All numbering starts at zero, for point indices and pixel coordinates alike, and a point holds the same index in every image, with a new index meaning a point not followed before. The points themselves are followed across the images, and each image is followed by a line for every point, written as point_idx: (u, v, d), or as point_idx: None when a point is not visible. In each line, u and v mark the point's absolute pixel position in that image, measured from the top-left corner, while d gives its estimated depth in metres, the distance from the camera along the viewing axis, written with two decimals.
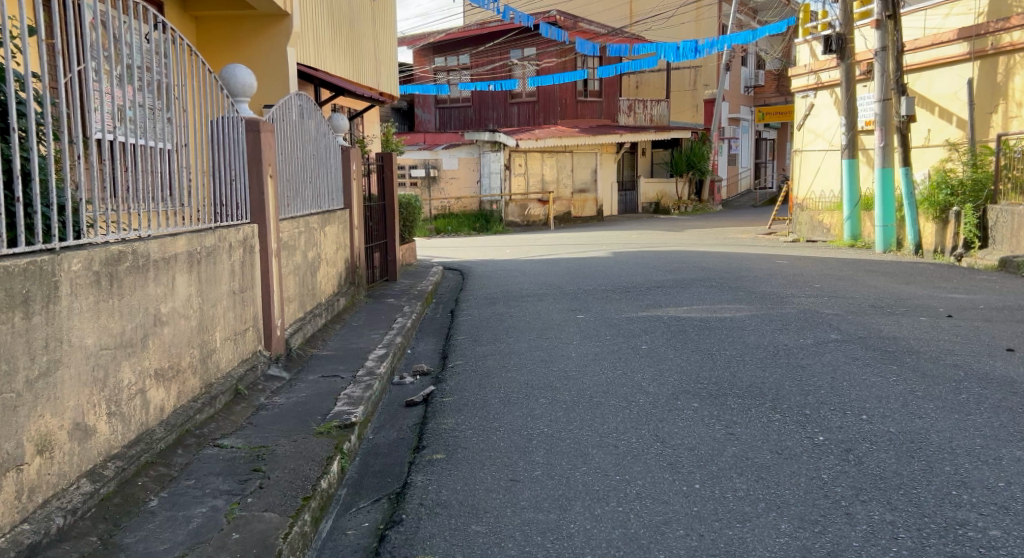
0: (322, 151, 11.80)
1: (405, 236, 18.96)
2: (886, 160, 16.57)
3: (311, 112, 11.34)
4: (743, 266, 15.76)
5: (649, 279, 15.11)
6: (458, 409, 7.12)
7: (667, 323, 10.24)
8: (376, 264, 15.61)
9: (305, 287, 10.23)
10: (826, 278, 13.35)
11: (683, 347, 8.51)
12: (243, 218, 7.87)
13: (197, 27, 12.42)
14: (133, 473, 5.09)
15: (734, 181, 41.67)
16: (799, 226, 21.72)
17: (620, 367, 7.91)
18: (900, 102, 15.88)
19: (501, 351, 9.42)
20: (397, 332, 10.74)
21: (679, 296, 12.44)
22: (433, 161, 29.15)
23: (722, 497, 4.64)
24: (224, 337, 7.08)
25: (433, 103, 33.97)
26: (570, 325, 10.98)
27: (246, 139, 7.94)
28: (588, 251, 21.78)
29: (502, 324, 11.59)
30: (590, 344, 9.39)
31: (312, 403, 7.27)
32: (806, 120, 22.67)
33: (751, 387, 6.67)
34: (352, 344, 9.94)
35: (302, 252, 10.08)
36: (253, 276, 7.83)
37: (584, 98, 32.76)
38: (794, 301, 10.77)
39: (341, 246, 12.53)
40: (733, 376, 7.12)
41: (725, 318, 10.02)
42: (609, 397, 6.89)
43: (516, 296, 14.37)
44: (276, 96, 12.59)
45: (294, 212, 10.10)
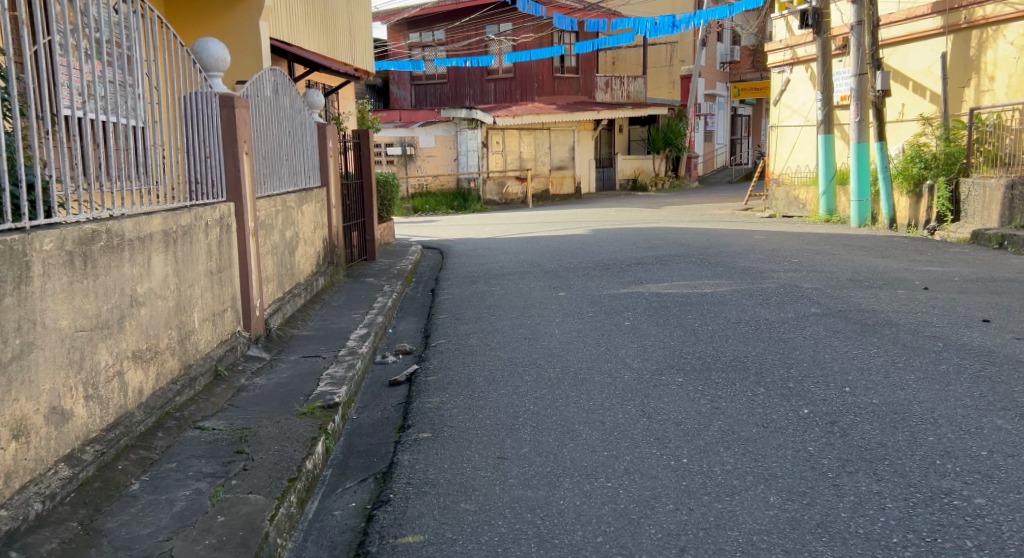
0: (297, 128, 11.70)
1: (384, 216, 18.87)
2: (861, 134, 16.58)
3: (285, 89, 11.22)
4: (722, 242, 15.80)
5: (629, 256, 15.11)
6: (442, 388, 7.10)
7: (648, 299, 10.24)
8: (355, 243, 15.54)
9: (284, 267, 10.17)
10: (804, 252, 13.39)
11: (665, 323, 8.51)
12: (219, 197, 7.83)
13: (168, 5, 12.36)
14: (113, 456, 5.03)
15: (710, 157, 41.77)
16: (776, 202, 21.91)
17: (603, 344, 7.91)
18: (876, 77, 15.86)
19: (483, 330, 9.39)
20: (378, 311, 10.69)
21: (660, 272, 12.45)
22: (409, 139, 29.25)
23: (710, 470, 4.64)
24: (202, 318, 7.03)
25: (409, 80, 33.50)
26: (552, 303, 10.97)
27: (220, 115, 7.88)
28: (568, 229, 21.78)
29: (483, 302, 11.56)
30: (572, 321, 9.39)
31: (295, 384, 7.23)
32: (782, 95, 22.73)
33: (734, 362, 6.68)
34: (332, 324, 9.89)
35: (280, 231, 10.01)
36: (230, 256, 7.79)
37: (562, 74, 32.91)
38: (775, 275, 10.79)
39: (319, 225, 12.46)
40: (716, 350, 7.13)
41: (706, 293, 10.04)
42: (593, 373, 6.89)
43: (497, 275, 14.34)
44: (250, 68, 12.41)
45: (270, 190, 10.03)
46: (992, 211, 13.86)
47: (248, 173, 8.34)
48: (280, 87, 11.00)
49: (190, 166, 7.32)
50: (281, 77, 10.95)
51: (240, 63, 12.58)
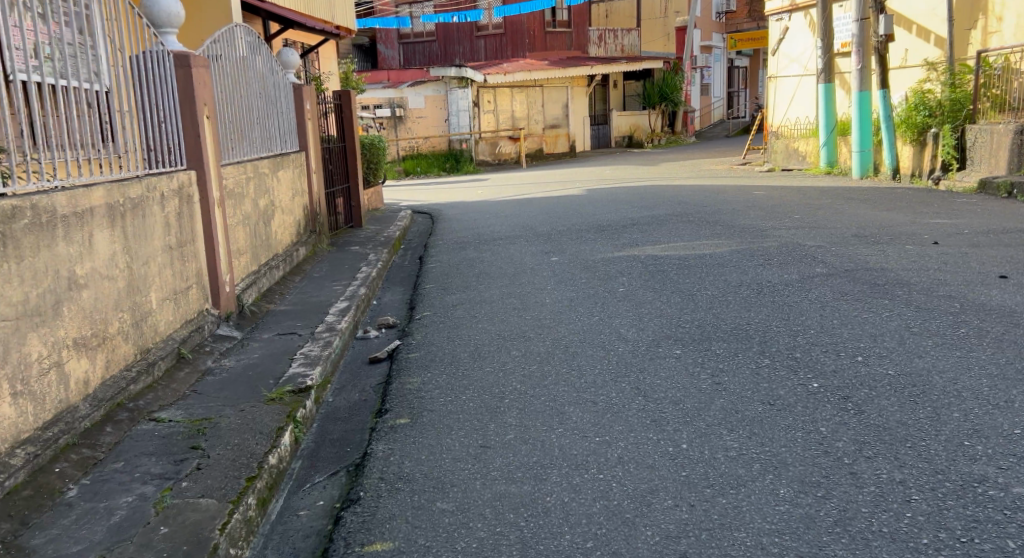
0: (267, 88, 11.14)
1: (371, 179, 18.29)
2: (863, 83, 16.01)
3: (254, 47, 10.66)
4: (720, 198, 15.30)
5: (625, 216, 14.60)
6: (424, 366, 6.63)
7: (644, 263, 9.74)
8: (340, 209, 15.05)
9: (258, 237, 9.66)
10: (805, 208, 12.89)
11: (661, 290, 8.02)
12: (178, 165, 7.42)
13: None
14: (49, 458, 4.62)
15: (707, 111, 41.14)
16: (776, 155, 21.55)
17: (595, 315, 7.43)
18: (878, 22, 15.26)
19: (471, 301, 8.92)
20: (361, 283, 10.22)
21: (656, 233, 11.95)
22: (398, 99, 28.51)
23: (713, 458, 4.15)
24: (162, 298, 6.58)
25: (396, 38, 32.77)
26: (544, 269, 10.48)
27: (176, 75, 7.50)
28: (563, 189, 21.30)
29: (472, 269, 11.08)
30: (564, 289, 8.90)
31: (266, 366, 6.74)
32: (780, 44, 22.09)
33: (735, 330, 6.20)
34: (312, 298, 9.41)
35: (252, 199, 9.51)
36: (192, 228, 7.37)
37: (553, 29, 32.27)
38: (776, 233, 10.30)
39: (298, 192, 11.94)
40: (716, 318, 6.65)
41: (705, 255, 9.54)
42: (585, 346, 6.41)
43: (488, 239, 13.84)
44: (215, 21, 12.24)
45: (239, 156, 9.51)
46: (999, 158, 13.31)
47: (207, 137, 7.86)
48: (248, 44, 10.44)
49: (138, 132, 6.84)
50: (248, 34, 10.39)
51: (200, 20, 12.34)
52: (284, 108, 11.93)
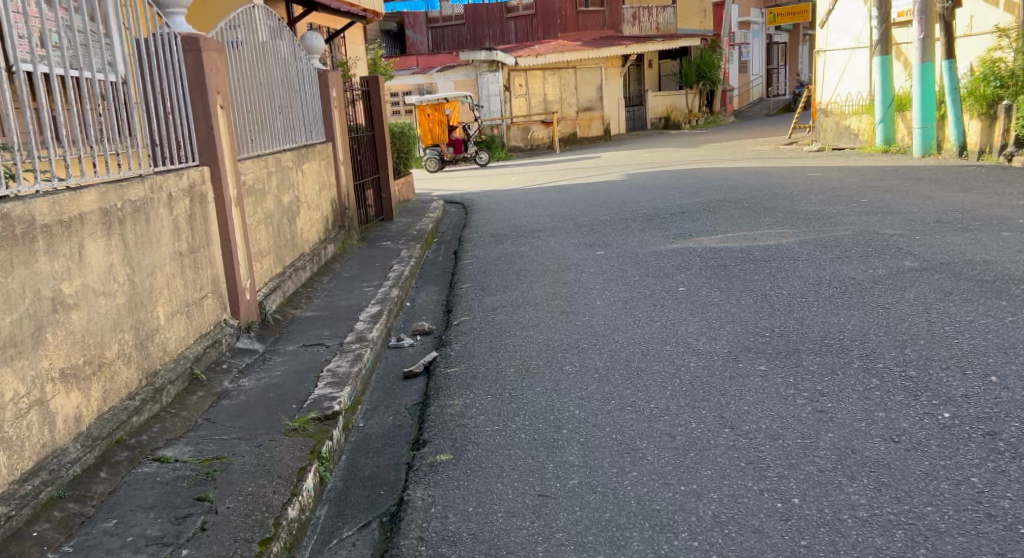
0: (289, 74, 10.35)
1: (402, 168, 17.60)
2: (925, 54, 16.41)
3: (275, 29, 9.87)
4: (773, 187, 14.50)
5: (673, 204, 13.83)
6: (467, 384, 5.83)
7: (703, 258, 8.97)
8: (370, 202, 14.33)
9: (282, 236, 8.88)
10: (869, 194, 12.08)
11: (728, 290, 7.24)
12: (188, 161, 6.63)
13: None
14: (26, 519, 3.89)
15: (746, 89, 40.14)
16: (826, 133, 21.77)
17: (657, 321, 6.65)
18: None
19: (515, 304, 8.18)
20: (393, 283, 9.45)
21: (712, 224, 11.16)
22: (427, 86, 27.90)
23: (838, 520, 3.47)
24: (172, 312, 5.77)
25: (425, 23, 31.82)
26: (592, 264, 9.71)
27: (184, 61, 6.73)
28: (601, 175, 20.53)
29: (512, 266, 10.33)
30: (616, 289, 8.13)
31: (289, 383, 5.95)
32: (828, 16, 21.51)
33: (826, 340, 5.42)
34: (341, 301, 8.66)
35: (274, 195, 8.73)
36: (206, 231, 6.57)
37: (586, 8, 31.39)
38: (847, 225, 9.52)
39: (325, 185, 11.20)
40: (800, 324, 5.88)
41: (774, 249, 8.74)
42: (649, 360, 5.64)
43: (528, 231, 13.07)
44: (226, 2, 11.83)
45: (259, 149, 8.74)
46: None
47: (222, 129, 7.08)
48: (267, 25, 9.66)
49: (139, 124, 6.04)
50: (266, 15, 9.59)
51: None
52: (309, 96, 11.14)
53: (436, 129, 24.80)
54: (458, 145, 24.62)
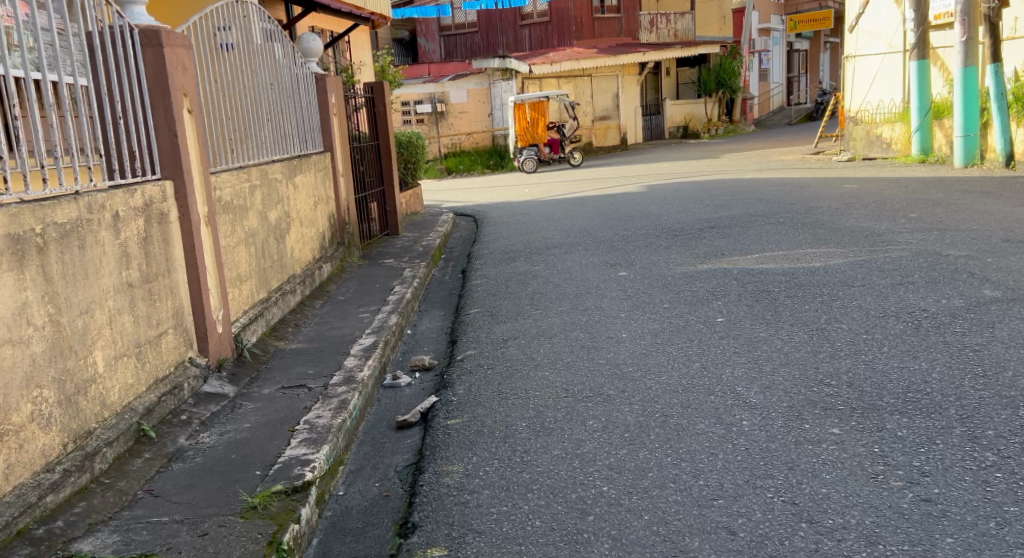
0: (277, 77, 9.24)
1: (410, 180, 16.65)
2: (968, 57, 16.21)
3: (259, 25, 8.75)
4: (806, 204, 13.78)
5: (699, 219, 13.03)
6: (472, 442, 4.80)
7: (741, 283, 8.16)
8: (374, 217, 13.38)
9: (268, 256, 7.72)
10: (918, 214, 11.39)
11: (776, 324, 6.45)
12: (147, 175, 5.53)
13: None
14: None
15: (766, 98, 39.22)
16: (855, 142, 20.75)
17: (695, 362, 5.72)
18: None
19: (531, 335, 7.23)
20: (393, 308, 8.44)
21: (749, 243, 10.51)
22: (439, 94, 26.97)
23: None
24: (121, 355, 4.66)
25: (437, 31, 31.00)
26: (614, 288, 8.80)
27: (144, 58, 5.64)
28: (619, 186, 19.55)
29: (526, 288, 9.39)
30: (644, 319, 7.19)
31: (256, 440, 4.84)
32: (858, 19, 20.58)
33: (910, 394, 4.53)
34: (332, 329, 7.66)
35: (259, 211, 7.59)
36: (170, 256, 5.45)
37: (601, 15, 30.41)
38: (899, 250, 8.70)
39: (321, 199, 10.15)
40: (871, 369, 5.06)
41: (829, 274, 8.01)
42: (691, 416, 4.68)
43: (543, 247, 12.13)
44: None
45: (243, 159, 7.61)
46: None
47: (188, 136, 5.97)
48: (250, 20, 8.55)
49: (75, 131, 4.97)
50: (249, 9, 8.47)
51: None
52: (302, 101, 10.06)
53: (535, 129, 23.95)
54: (558, 146, 23.93)
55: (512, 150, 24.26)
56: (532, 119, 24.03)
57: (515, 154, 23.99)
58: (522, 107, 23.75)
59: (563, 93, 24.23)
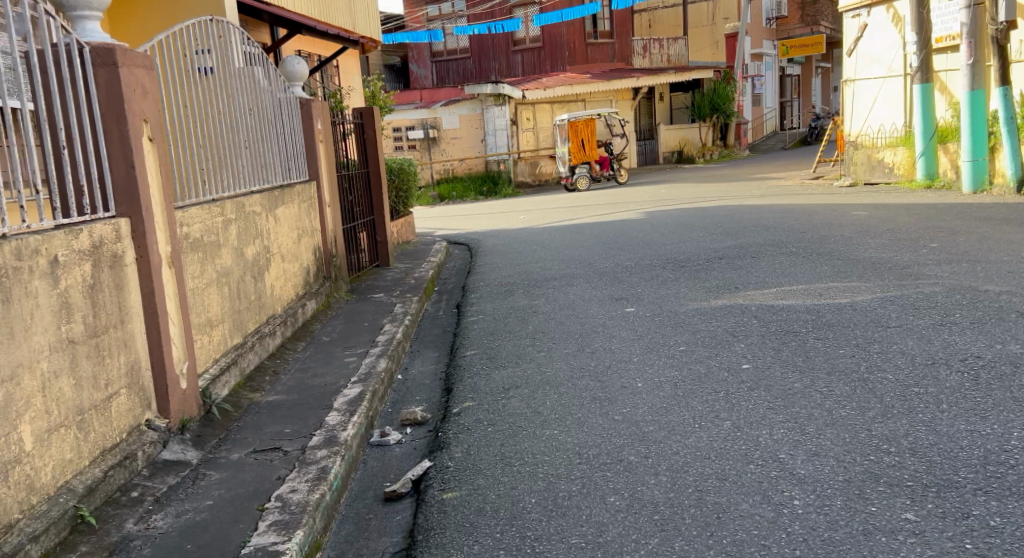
0: (257, 101, 8.56)
1: (401, 209, 15.99)
2: (975, 79, 15.72)
3: (235, 46, 8.08)
4: (817, 232, 13.21)
5: (706, 248, 12.41)
6: (472, 525, 4.13)
7: (762, 323, 7.53)
8: (363, 247, 12.71)
9: (244, 297, 6.99)
10: (940, 244, 10.82)
11: (806, 372, 5.84)
12: (98, 213, 4.81)
13: None
14: None
15: (759, 122, 38.76)
16: (855, 167, 19.97)
17: (726, 421, 5.09)
18: (997, 9, 15.01)
19: (536, 382, 6.54)
20: (384, 350, 7.74)
21: (762, 275, 9.89)
22: (431, 120, 26.52)
23: None
24: (52, 429, 4.04)
25: (429, 56, 30.69)
26: (624, 326, 8.13)
27: (98, 80, 4.92)
28: (616, 212, 18.90)
29: (528, 325, 8.71)
30: (660, 366, 6.51)
31: (217, 524, 4.16)
32: (857, 44, 20.33)
33: (979, 464, 4.03)
34: (315, 375, 6.96)
35: (234, 248, 6.85)
36: (122, 307, 4.73)
37: (595, 40, 29.84)
38: (930, 284, 8.07)
39: (307, 232, 9.42)
40: (930, 429, 4.45)
41: (857, 312, 7.41)
42: (731, 492, 4.06)
43: (542, 278, 11.49)
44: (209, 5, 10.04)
45: (219, 191, 6.91)
46: None
47: (150, 168, 5.24)
48: (225, 41, 7.86)
49: (6, 164, 4.28)
50: (224, 28, 7.79)
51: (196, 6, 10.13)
52: (286, 127, 9.37)
53: (586, 147, 24.10)
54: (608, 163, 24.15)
55: (560, 170, 24.31)
56: (583, 138, 24.15)
57: (566, 173, 24.08)
58: (574, 126, 23.87)
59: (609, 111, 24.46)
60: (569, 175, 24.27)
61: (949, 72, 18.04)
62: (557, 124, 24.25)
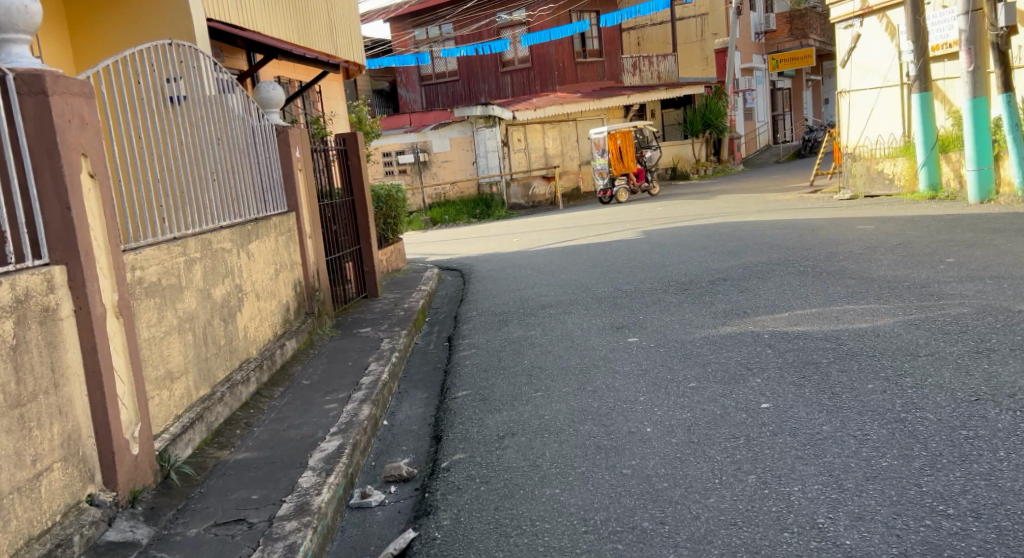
0: (227, 129, 7.95)
1: (390, 236, 15.42)
2: (978, 87, 15.19)
3: (198, 71, 7.48)
4: (824, 249, 12.69)
5: (708, 269, 11.86)
6: None
7: (778, 353, 6.95)
8: (350, 278, 12.11)
9: (214, 341, 6.38)
10: (956, 260, 10.30)
11: (831, 413, 5.28)
12: (27, 262, 4.22)
13: (68, 12, 9.69)
14: None
15: (752, 137, 38.28)
16: (855, 179, 19.29)
17: (750, 476, 4.51)
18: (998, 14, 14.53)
19: (536, 428, 5.93)
20: (370, 394, 7.16)
21: (770, 299, 9.34)
22: (421, 144, 26.10)
23: None
24: None
25: (418, 81, 30.27)
26: (628, 358, 7.54)
27: (27, 110, 4.35)
28: (613, 232, 18.30)
29: (525, 359, 8.11)
30: (670, 407, 5.91)
31: None
32: (852, 54, 19.89)
33: None
34: (291, 425, 6.35)
35: (201, 288, 6.24)
36: (50, 371, 4.16)
37: (584, 59, 29.32)
38: (956, 306, 7.55)
39: (286, 266, 8.80)
40: (989, 491, 3.98)
41: (880, 341, 6.86)
42: None
43: (539, 306, 10.91)
44: (172, 18, 9.40)
45: (182, 228, 6.28)
46: None
47: (92, 207, 4.64)
48: (186, 66, 7.27)
49: None
50: (185, 52, 7.19)
51: (158, 21, 9.48)
52: (262, 156, 8.76)
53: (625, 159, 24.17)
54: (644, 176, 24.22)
55: (598, 183, 24.37)
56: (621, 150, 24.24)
57: (605, 186, 24.14)
58: (614, 138, 24.02)
59: (643, 124, 24.72)
60: (607, 188, 24.33)
61: (949, 81, 17.58)
62: (594, 138, 24.39)
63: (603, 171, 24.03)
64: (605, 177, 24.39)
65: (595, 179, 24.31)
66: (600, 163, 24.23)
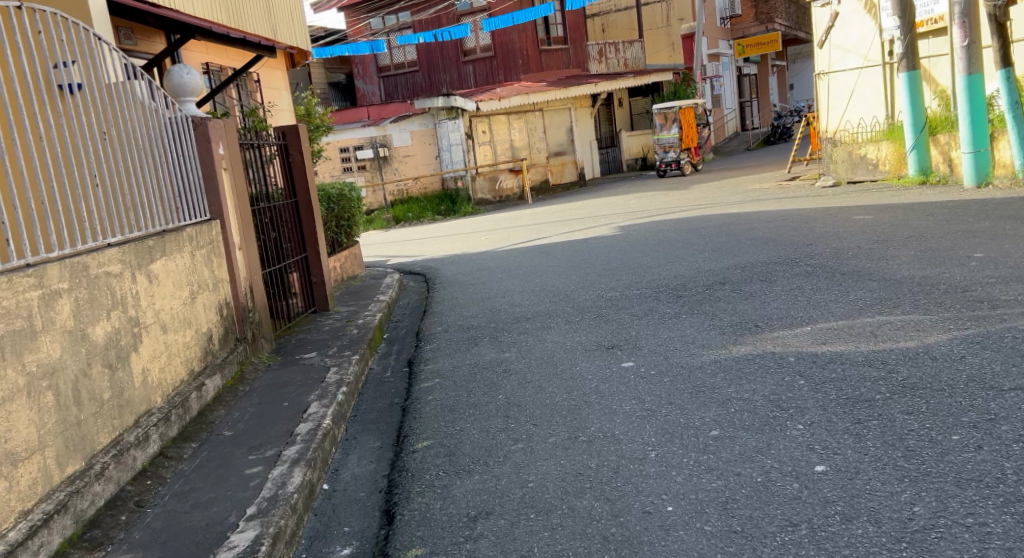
0: (127, 123, 6.39)
1: (343, 240, 13.90)
2: (972, 63, 13.81)
3: (72, 46, 5.83)
4: (828, 243, 11.38)
5: (700, 270, 10.49)
6: None
7: (810, 386, 5.56)
8: (296, 289, 10.63)
9: (94, 398, 4.94)
10: (985, 255, 9.02)
11: (915, 488, 3.99)
12: None
13: None
14: None
15: (722, 123, 36.97)
16: (834, 165, 17.78)
17: None
18: None
19: (517, 506, 4.50)
20: (307, 447, 5.69)
21: (780, 308, 7.96)
22: (381, 138, 24.39)
23: None
24: None
25: (375, 72, 28.78)
26: (625, 392, 6.12)
27: None
28: (589, 228, 16.83)
29: (500, 392, 6.67)
30: (696, 471, 4.52)
31: None
32: (829, 33, 18.40)
33: None
34: (198, 504, 4.89)
35: (71, 330, 4.80)
36: None
37: (548, 46, 27.83)
38: (1020, 320, 6.24)
39: (208, 286, 7.31)
40: None
41: (941, 368, 5.49)
42: None
43: (512, 318, 9.48)
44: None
45: (32, 253, 4.73)
46: None
47: None
48: (50, 37, 5.61)
49: None
50: (50, 19, 5.55)
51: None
52: (178, 155, 7.29)
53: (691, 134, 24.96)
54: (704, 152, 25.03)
55: (662, 157, 25.09)
56: (688, 125, 25.07)
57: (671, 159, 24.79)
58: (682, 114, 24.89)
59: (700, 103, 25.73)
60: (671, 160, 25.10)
61: (935, 58, 16.26)
62: (659, 113, 25.11)
63: (670, 144, 24.81)
64: (670, 150, 25.12)
65: (662, 152, 25.07)
66: (667, 137, 25.07)
